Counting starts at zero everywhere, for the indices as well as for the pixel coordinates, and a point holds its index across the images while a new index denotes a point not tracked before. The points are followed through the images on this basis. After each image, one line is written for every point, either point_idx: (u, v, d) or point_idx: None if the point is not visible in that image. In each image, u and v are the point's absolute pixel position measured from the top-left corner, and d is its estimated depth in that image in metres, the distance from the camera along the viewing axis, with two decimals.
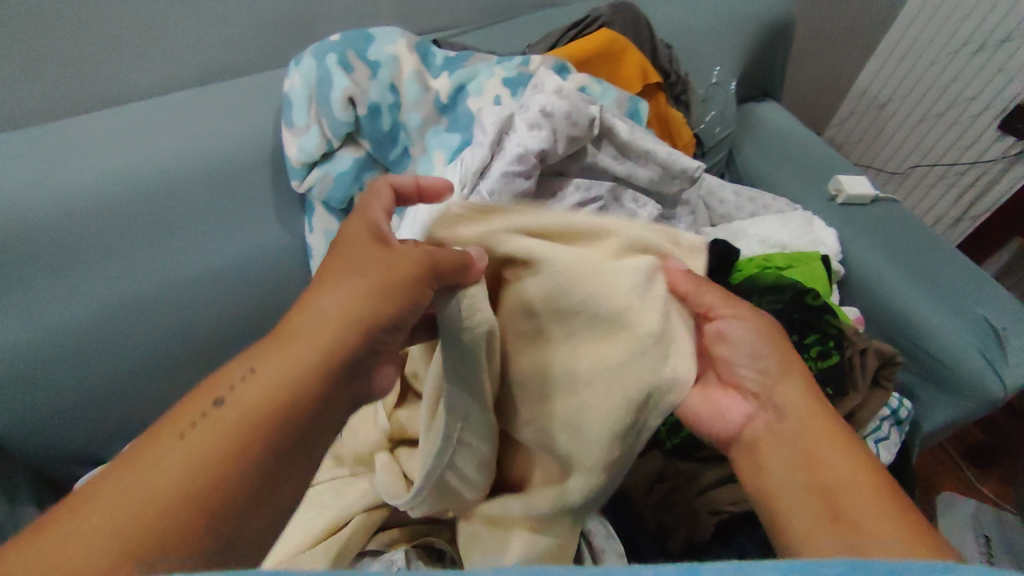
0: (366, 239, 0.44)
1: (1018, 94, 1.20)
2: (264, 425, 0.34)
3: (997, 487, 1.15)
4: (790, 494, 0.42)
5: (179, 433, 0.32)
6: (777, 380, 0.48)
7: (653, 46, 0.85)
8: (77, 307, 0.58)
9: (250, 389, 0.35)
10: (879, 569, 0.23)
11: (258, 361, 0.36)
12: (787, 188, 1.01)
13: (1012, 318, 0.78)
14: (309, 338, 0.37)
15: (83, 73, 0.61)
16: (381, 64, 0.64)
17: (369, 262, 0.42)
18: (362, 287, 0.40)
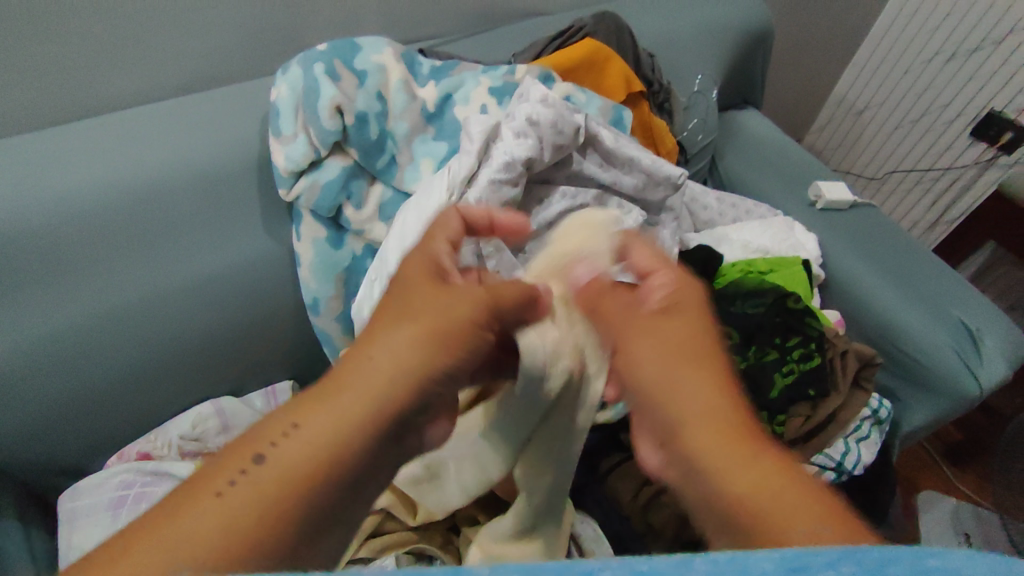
0: (428, 277, 0.46)
1: (989, 102, 1.24)
2: (306, 484, 0.35)
3: (975, 485, 1.18)
4: (699, 477, 0.38)
5: (221, 488, 0.33)
6: (658, 353, 0.44)
7: (636, 56, 0.87)
8: (60, 317, 0.58)
9: (291, 444, 0.36)
10: (873, 559, 0.21)
11: (301, 417, 0.37)
12: (768, 194, 1.03)
13: (985, 320, 0.81)
14: (355, 395, 0.39)
15: (67, 82, 0.61)
16: (368, 73, 0.65)
17: (428, 308, 0.44)
18: (416, 341, 0.42)
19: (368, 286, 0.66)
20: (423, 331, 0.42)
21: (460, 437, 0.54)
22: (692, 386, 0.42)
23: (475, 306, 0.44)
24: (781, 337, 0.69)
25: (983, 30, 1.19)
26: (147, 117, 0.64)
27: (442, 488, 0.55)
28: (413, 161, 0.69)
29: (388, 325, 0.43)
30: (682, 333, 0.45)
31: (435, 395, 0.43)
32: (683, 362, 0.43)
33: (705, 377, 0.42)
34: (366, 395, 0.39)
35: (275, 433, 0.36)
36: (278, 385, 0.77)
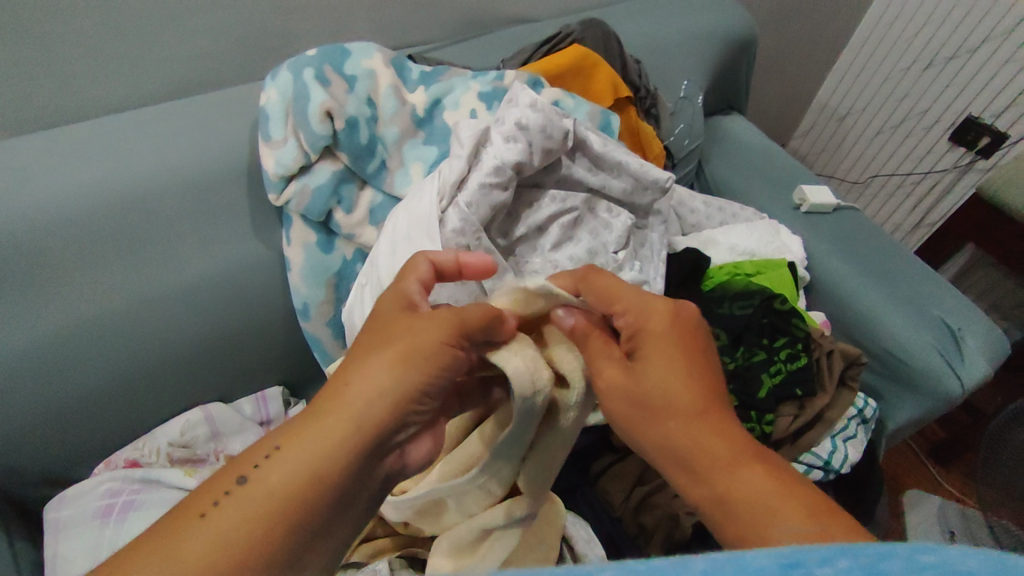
0: (400, 309, 0.46)
1: (966, 108, 1.26)
2: (290, 504, 0.37)
3: (960, 483, 1.20)
4: (709, 490, 0.41)
5: (206, 509, 0.36)
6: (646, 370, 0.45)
7: (623, 62, 0.88)
8: (47, 323, 0.57)
9: (274, 464, 0.38)
10: (868, 552, 0.22)
11: (286, 437, 0.39)
12: (754, 197, 1.05)
13: (967, 320, 0.82)
14: (337, 415, 0.40)
15: (54, 87, 0.61)
16: (358, 78, 0.65)
17: (401, 332, 0.44)
18: (392, 364, 0.42)
19: (359, 290, 0.66)
20: (396, 351, 0.42)
21: (446, 468, 0.50)
22: (661, 427, 0.44)
23: (441, 321, 0.43)
24: (768, 338, 0.71)
25: (960, 37, 1.22)
26: (135, 121, 0.64)
27: (436, 516, 0.52)
28: (404, 166, 0.69)
29: (364, 350, 0.43)
30: (641, 370, 0.45)
31: (414, 414, 0.43)
32: (643, 401, 0.44)
33: (669, 417, 0.44)
34: (345, 416, 0.40)
35: (261, 453, 0.38)
36: (268, 392, 0.77)
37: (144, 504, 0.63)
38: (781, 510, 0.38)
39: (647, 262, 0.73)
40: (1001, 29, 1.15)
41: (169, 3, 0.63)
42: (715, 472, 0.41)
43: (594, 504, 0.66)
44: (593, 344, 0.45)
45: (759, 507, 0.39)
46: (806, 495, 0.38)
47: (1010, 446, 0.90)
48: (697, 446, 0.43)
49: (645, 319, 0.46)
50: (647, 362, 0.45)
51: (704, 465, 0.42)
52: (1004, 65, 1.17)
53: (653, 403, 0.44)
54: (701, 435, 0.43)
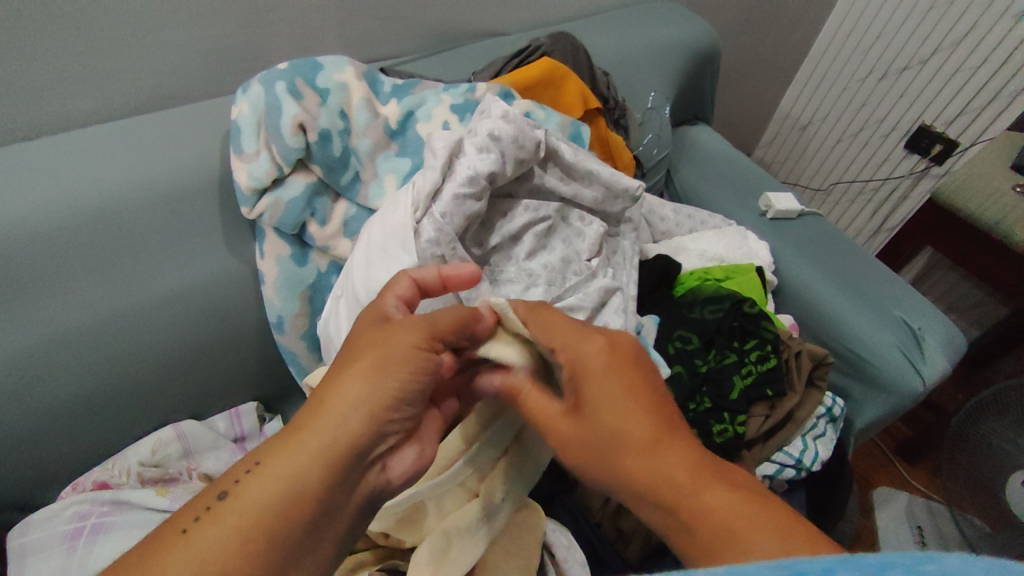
0: (372, 324, 0.46)
1: (919, 116, 1.32)
2: (269, 519, 0.36)
3: (926, 479, 1.23)
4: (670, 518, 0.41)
5: (184, 527, 0.35)
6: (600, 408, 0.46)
7: (592, 74, 0.90)
8: (10, 343, 0.56)
9: (257, 477, 0.37)
10: (866, 561, 0.21)
11: (263, 455, 0.39)
12: (721, 205, 1.07)
13: (926, 319, 0.86)
14: (315, 428, 0.40)
15: (17, 101, 0.60)
16: (330, 91, 0.66)
17: (371, 345, 0.44)
18: (364, 375, 0.42)
19: (334, 303, 0.65)
20: (374, 357, 0.43)
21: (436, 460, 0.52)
22: (617, 464, 0.44)
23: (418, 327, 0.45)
24: (738, 340, 0.73)
25: (911, 49, 1.28)
26: (99, 137, 0.63)
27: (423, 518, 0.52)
28: (377, 178, 0.70)
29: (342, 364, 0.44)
30: (596, 406, 0.46)
31: (394, 420, 0.43)
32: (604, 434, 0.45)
33: (626, 453, 0.44)
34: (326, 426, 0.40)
35: (244, 469, 0.38)
36: (242, 408, 0.76)
37: (116, 526, 0.61)
38: (746, 528, 0.37)
39: (619, 269, 0.75)
40: (949, 41, 1.21)
41: (137, 17, 0.63)
42: (676, 501, 0.41)
43: (573, 509, 0.67)
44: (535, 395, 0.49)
45: (724, 528, 0.38)
46: (771, 509, 0.38)
47: (972, 440, 0.94)
48: (655, 477, 0.42)
49: (582, 358, 0.47)
50: (592, 405, 0.46)
51: (665, 493, 0.41)
52: (953, 75, 1.23)
53: (605, 443, 0.45)
54: (660, 463, 0.42)
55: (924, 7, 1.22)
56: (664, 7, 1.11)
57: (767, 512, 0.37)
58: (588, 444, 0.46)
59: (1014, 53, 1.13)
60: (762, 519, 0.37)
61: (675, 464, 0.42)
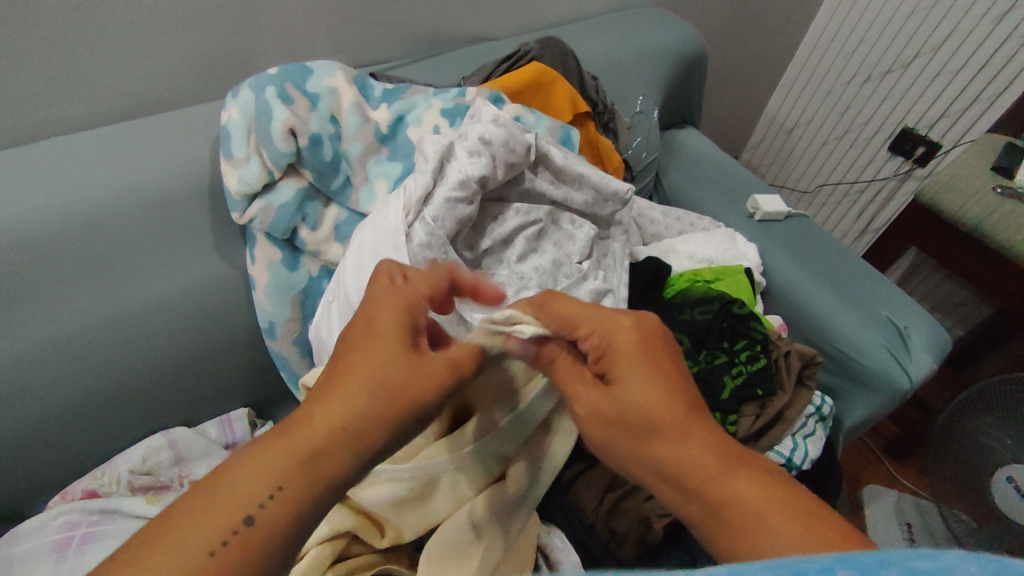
0: (392, 330, 0.45)
1: (902, 119, 1.34)
2: (290, 539, 0.36)
3: (914, 477, 1.25)
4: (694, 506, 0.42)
5: (211, 550, 0.33)
6: (626, 385, 0.46)
7: (581, 78, 0.91)
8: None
9: (259, 484, 0.36)
10: (865, 558, 0.21)
11: (286, 475, 0.37)
12: (709, 207, 1.08)
13: (912, 318, 0.87)
14: (342, 450, 0.39)
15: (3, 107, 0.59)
16: (320, 96, 0.66)
17: (394, 360, 0.43)
18: (393, 396, 0.41)
19: (326, 307, 0.65)
20: (369, 367, 0.42)
21: (450, 446, 0.55)
22: (642, 447, 0.45)
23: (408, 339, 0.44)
24: (729, 341, 0.73)
25: (892, 53, 1.30)
26: (87, 143, 0.63)
27: (436, 502, 0.55)
28: (368, 182, 0.70)
29: (332, 375, 0.43)
30: (619, 392, 0.46)
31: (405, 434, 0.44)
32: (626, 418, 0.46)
33: (652, 441, 0.44)
34: (328, 433, 0.39)
35: (240, 475, 0.36)
36: (234, 414, 0.75)
37: (107, 535, 0.61)
38: (771, 523, 0.38)
39: (610, 271, 0.75)
40: (930, 45, 1.23)
41: (125, 24, 0.63)
42: (702, 485, 0.42)
43: (567, 511, 0.67)
44: (560, 365, 0.50)
45: (749, 522, 0.39)
46: (794, 502, 0.39)
47: (958, 436, 0.95)
48: (682, 462, 0.43)
49: (614, 339, 0.47)
50: (623, 382, 0.46)
51: (691, 480, 0.42)
52: (934, 78, 1.25)
53: (633, 422, 0.45)
54: (687, 451, 0.43)
55: (905, 12, 1.25)
56: (651, 12, 1.12)
57: (790, 506, 0.38)
58: (614, 422, 0.46)
59: (994, 56, 1.15)
60: (788, 511, 0.38)
61: (703, 452, 0.43)
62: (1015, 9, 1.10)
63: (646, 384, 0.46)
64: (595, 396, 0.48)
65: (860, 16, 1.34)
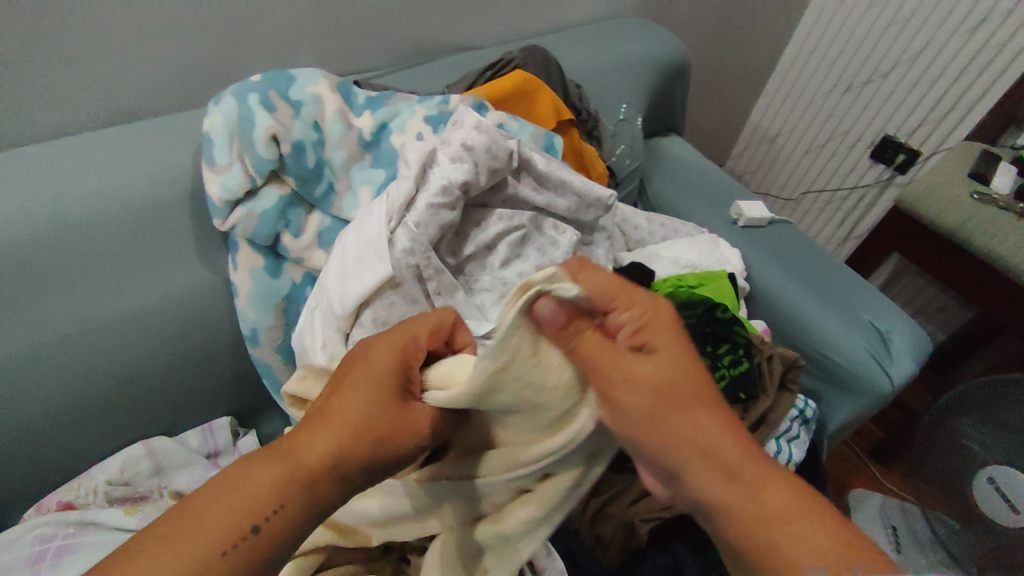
0: (390, 356, 0.43)
1: (882, 127, 1.36)
2: (287, 549, 0.37)
3: (899, 480, 1.26)
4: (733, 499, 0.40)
5: (219, 552, 0.34)
6: (668, 362, 0.43)
7: (565, 86, 0.92)
8: None
9: (260, 496, 0.36)
10: None
11: (291, 487, 0.37)
12: (693, 213, 1.09)
13: (893, 322, 0.88)
14: (344, 466, 0.39)
15: None
16: (303, 103, 0.66)
17: (393, 380, 0.42)
18: (399, 416, 0.42)
19: (309, 314, 0.65)
20: (359, 404, 0.41)
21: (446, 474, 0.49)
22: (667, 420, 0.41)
23: (401, 374, 0.43)
24: (712, 345, 0.73)
25: (871, 64, 1.33)
26: (69, 149, 0.63)
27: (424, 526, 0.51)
28: (352, 189, 0.70)
29: (323, 409, 0.41)
30: (661, 366, 0.42)
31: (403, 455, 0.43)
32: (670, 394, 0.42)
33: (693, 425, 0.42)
34: (320, 464, 0.39)
35: (242, 487, 0.37)
36: (216, 422, 0.75)
37: (82, 547, 0.60)
38: (800, 526, 0.38)
39: None
40: (908, 55, 1.26)
41: (109, 32, 0.63)
42: (741, 475, 0.41)
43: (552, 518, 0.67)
44: (590, 341, 0.40)
45: (777, 520, 0.39)
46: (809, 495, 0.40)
47: (941, 439, 0.96)
48: (720, 447, 0.41)
49: (656, 312, 0.44)
50: (666, 355, 0.43)
51: (717, 464, 0.41)
52: (912, 88, 1.28)
53: (676, 396, 0.42)
54: (712, 431, 0.42)
55: (883, 23, 1.27)
56: (635, 22, 1.14)
57: (809, 502, 0.39)
58: (644, 399, 0.41)
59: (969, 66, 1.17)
60: (816, 512, 0.39)
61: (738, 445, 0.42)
62: (987, 21, 1.12)
63: (681, 359, 0.43)
64: (637, 366, 0.41)
65: (839, 27, 1.37)
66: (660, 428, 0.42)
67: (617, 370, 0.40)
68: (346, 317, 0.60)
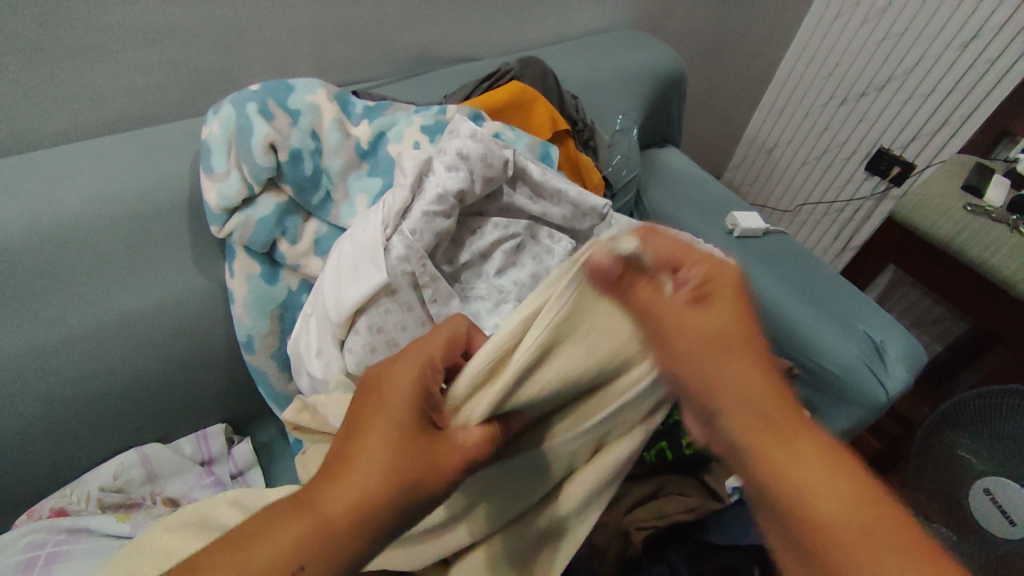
0: (406, 388, 0.39)
1: (877, 139, 1.37)
2: None
3: (896, 492, 1.25)
4: (787, 484, 0.33)
5: None
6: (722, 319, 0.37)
7: (561, 97, 0.92)
8: None
9: (273, 564, 0.33)
10: None
11: (305, 556, 0.33)
12: (689, 224, 1.10)
13: (885, 331, 0.89)
14: (364, 520, 0.35)
15: None
16: (302, 112, 0.66)
17: (411, 414, 0.38)
18: (423, 454, 0.37)
19: (305, 321, 0.66)
20: (381, 445, 0.37)
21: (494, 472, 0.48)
22: (696, 366, 0.36)
23: (420, 407, 0.39)
24: None
25: (865, 78, 1.34)
26: (67, 155, 0.64)
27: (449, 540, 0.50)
28: (349, 198, 0.70)
29: (341, 453, 0.37)
30: (714, 322, 0.36)
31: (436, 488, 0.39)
32: (721, 350, 0.36)
33: (746, 390, 0.35)
34: (346, 516, 0.34)
35: (253, 557, 0.33)
36: (210, 429, 0.74)
37: (72, 555, 0.59)
38: (830, 495, 0.32)
39: None
40: (901, 69, 1.27)
41: (108, 40, 0.63)
42: (796, 462, 0.33)
43: None
44: (640, 294, 0.37)
45: (809, 492, 0.32)
46: (855, 473, 0.33)
47: (936, 450, 0.96)
48: (775, 426, 0.34)
49: (716, 269, 0.38)
50: (720, 312, 0.37)
51: (747, 421, 0.35)
52: (906, 101, 1.29)
53: (725, 354, 0.36)
54: (748, 384, 0.35)
55: (876, 38, 1.29)
56: (632, 34, 1.15)
57: (868, 501, 0.32)
58: (678, 348, 0.37)
59: (961, 80, 1.19)
60: (881, 532, 0.31)
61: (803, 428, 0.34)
62: (979, 35, 1.14)
63: (732, 309, 0.37)
64: (686, 320, 0.36)
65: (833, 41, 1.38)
66: (684, 374, 0.37)
67: (670, 329, 0.37)
68: (342, 324, 0.60)
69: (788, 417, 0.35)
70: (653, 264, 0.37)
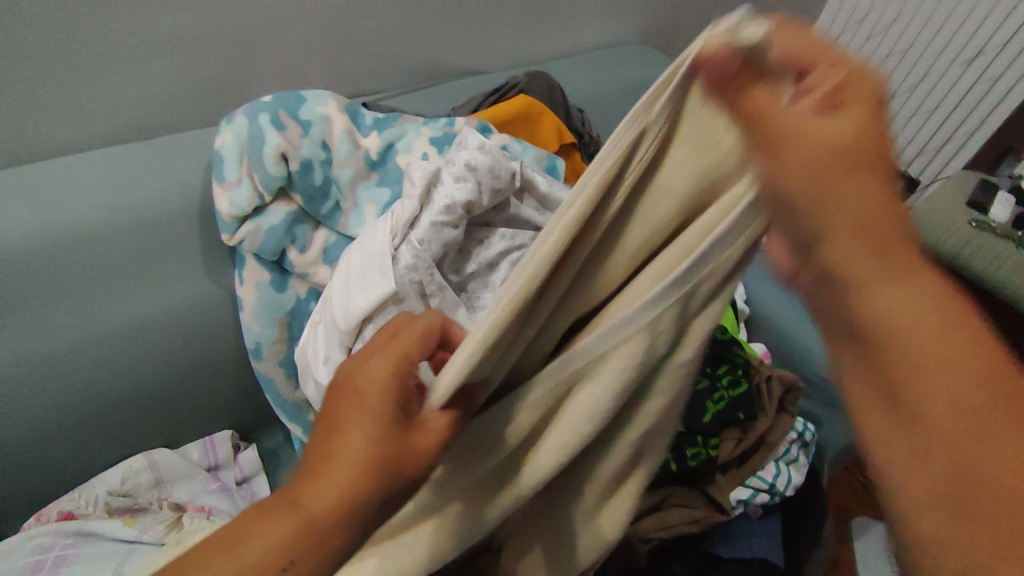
0: (383, 377, 0.35)
1: None
2: None
3: None
4: (899, 347, 0.26)
5: None
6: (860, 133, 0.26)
7: (567, 110, 0.94)
8: None
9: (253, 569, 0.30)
10: None
11: (288, 555, 0.31)
12: None
13: None
14: (343, 515, 0.32)
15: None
16: (313, 123, 0.68)
17: (387, 403, 0.35)
18: (407, 445, 0.34)
19: (313, 328, 0.66)
20: (360, 440, 0.34)
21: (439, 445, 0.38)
22: (798, 184, 0.26)
23: (400, 394, 0.35)
24: (711, 366, 0.73)
25: None
26: (81, 163, 0.65)
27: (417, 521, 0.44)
28: (358, 207, 0.71)
29: (322, 447, 0.35)
30: (850, 136, 0.26)
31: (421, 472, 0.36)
32: (853, 173, 0.26)
33: (874, 231, 0.26)
34: (336, 511, 0.32)
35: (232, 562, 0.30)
36: (217, 436, 0.75)
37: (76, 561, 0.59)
38: (944, 369, 0.25)
39: None
40: (906, 86, 1.28)
41: (123, 52, 0.65)
42: (916, 328, 0.25)
43: None
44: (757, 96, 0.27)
45: (913, 343, 0.25)
46: (963, 312, 0.26)
47: None
48: (900, 285, 0.26)
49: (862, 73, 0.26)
50: (860, 124, 0.26)
51: (854, 242, 0.26)
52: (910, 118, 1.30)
53: (857, 179, 0.26)
54: (863, 205, 0.26)
55: (881, 54, 1.30)
56: (637, 50, 1.17)
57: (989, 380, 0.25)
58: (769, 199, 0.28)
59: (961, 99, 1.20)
60: (996, 414, 0.25)
61: (934, 287, 0.26)
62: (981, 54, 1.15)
63: (877, 119, 0.26)
64: (816, 131, 0.26)
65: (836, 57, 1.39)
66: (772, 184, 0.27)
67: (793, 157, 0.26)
68: (351, 331, 0.61)
69: (917, 267, 0.26)
70: (777, 63, 0.27)
